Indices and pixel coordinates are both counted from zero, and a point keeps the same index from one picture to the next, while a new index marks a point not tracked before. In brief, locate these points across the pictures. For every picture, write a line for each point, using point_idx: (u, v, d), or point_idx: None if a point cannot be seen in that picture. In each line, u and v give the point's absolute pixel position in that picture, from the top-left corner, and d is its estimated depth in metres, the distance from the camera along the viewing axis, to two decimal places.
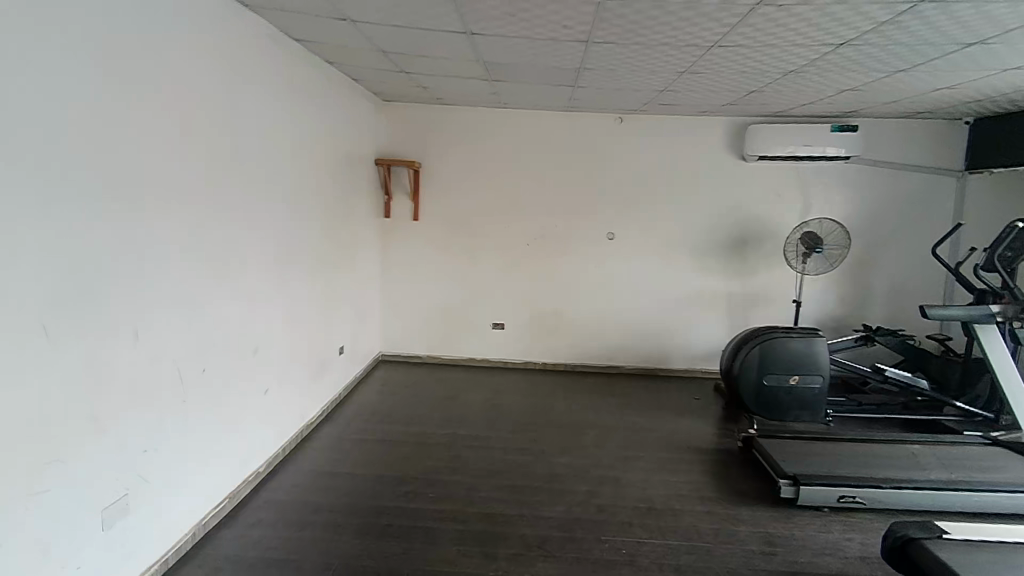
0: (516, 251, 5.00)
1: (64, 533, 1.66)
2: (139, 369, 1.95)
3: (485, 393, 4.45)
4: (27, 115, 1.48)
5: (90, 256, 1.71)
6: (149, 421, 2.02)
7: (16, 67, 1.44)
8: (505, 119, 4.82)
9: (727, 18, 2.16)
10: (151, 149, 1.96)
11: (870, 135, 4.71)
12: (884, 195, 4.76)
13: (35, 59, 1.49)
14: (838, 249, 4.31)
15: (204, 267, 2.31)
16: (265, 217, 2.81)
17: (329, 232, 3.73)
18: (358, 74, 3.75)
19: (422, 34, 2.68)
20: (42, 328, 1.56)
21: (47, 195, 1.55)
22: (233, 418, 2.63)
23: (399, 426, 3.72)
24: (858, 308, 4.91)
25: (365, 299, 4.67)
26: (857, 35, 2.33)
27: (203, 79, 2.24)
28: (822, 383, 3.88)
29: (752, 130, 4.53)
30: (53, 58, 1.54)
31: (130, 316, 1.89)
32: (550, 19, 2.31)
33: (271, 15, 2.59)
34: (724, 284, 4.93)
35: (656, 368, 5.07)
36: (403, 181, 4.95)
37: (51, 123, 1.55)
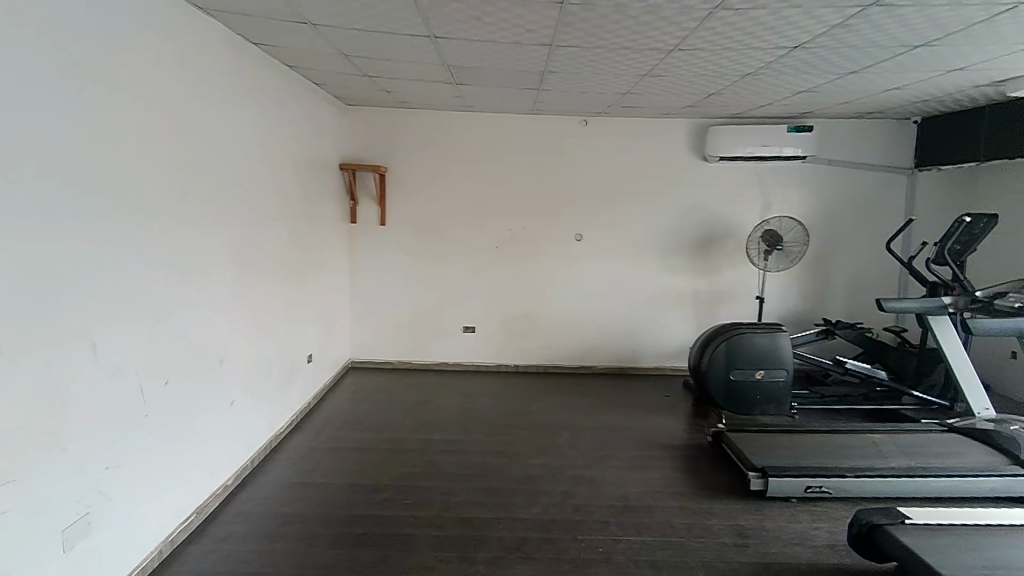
0: (485, 254, 4.99)
1: (23, 556, 1.59)
2: (100, 382, 1.88)
3: (457, 397, 4.44)
4: (28, 116, 1.57)
5: (46, 265, 1.65)
6: (112, 435, 1.95)
7: (14, 69, 1.52)
8: (470, 122, 4.82)
9: (688, 22, 2.21)
10: (112, 158, 1.92)
11: (825, 135, 4.86)
12: (840, 193, 4.92)
13: (25, 57, 1.55)
14: (798, 246, 4.43)
15: (165, 276, 2.25)
16: (228, 224, 2.75)
17: (294, 238, 3.67)
18: (320, 78, 3.70)
19: (385, 38, 2.66)
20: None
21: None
22: (199, 431, 2.56)
23: (371, 433, 3.67)
24: (819, 303, 5.06)
25: (333, 306, 4.61)
26: (811, 38, 2.41)
27: (160, 83, 2.18)
28: (786, 376, 3.98)
29: (713, 131, 4.63)
30: (14, 60, 1.52)
31: (88, 328, 1.83)
32: (514, 23, 2.32)
33: (230, 19, 2.54)
34: (690, 282, 5.02)
35: (626, 366, 5.12)
36: (369, 186, 4.91)
37: (51, 124, 1.65)
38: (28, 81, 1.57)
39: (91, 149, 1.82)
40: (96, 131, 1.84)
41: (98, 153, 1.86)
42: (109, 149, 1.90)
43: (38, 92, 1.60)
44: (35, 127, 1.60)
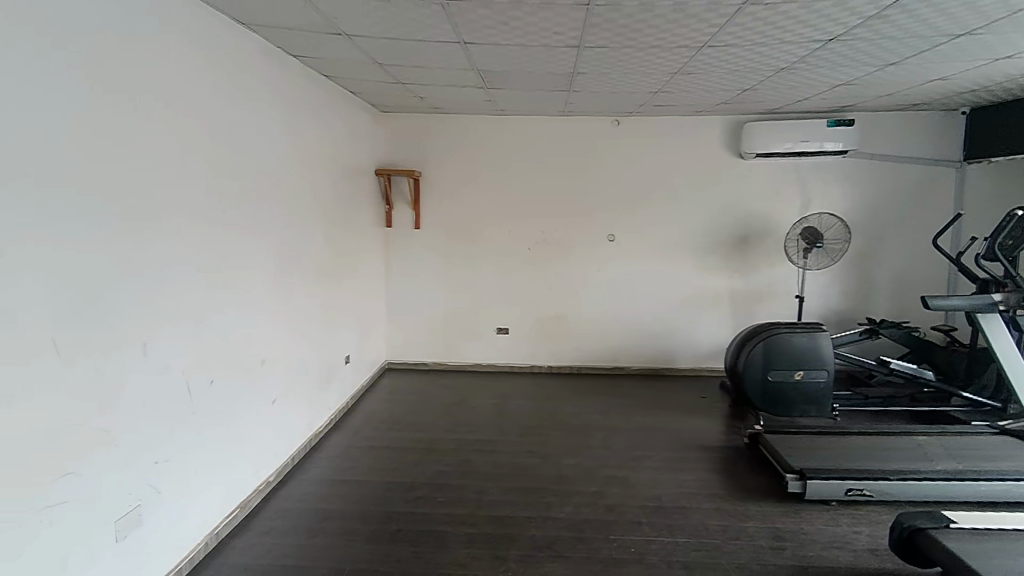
0: (518, 256, 5.03)
1: (77, 549, 1.68)
2: (148, 382, 1.99)
3: (491, 398, 4.48)
4: (30, 116, 1.52)
5: (98, 273, 1.75)
6: (160, 433, 2.06)
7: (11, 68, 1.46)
8: (501, 125, 4.87)
9: (716, 18, 2.19)
10: (120, 158, 1.84)
11: (867, 129, 4.72)
12: (883, 188, 4.77)
13: (31, 62, 1.51)
14: (840, 243, 4.30)
15: (207, 280, 2.34)
16: (267, 229, 2.86)
17: (331, 242, 3.77)
18: (355, 86, 3.80)
19: (415, 45, 2.72)
20: (54, 346, 1.60)
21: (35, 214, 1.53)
22: (242, 430, 2.66)
23: (407, 433, 3.74)
24: (862, 302, 4.91)
25: (369, 310, 4.71)
26: (845, 30, 2.35)
27: (203, 93, 2.29)
28: (827, 377, 3.88)
29: (748, 128, 4.56)
30: (29, 65, 1.51)
31: (136, 332, 1.93)
32: (541, 26, 2.34)
33: (267, 32, 2.64)
34: (726, 281, 4.94)
35: (661, 367, 5.08)
36: (404, 191, 5.00)
37: (52, 124, 1.58)
38: (15, 76, 1.47)
39: (113, 154, 1.81)
40: (106, 135, 1.78)
41: (114, 155, 1.82)
42: (114, 149, 1.82)
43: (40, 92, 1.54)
44: (40, 133, 1.55)
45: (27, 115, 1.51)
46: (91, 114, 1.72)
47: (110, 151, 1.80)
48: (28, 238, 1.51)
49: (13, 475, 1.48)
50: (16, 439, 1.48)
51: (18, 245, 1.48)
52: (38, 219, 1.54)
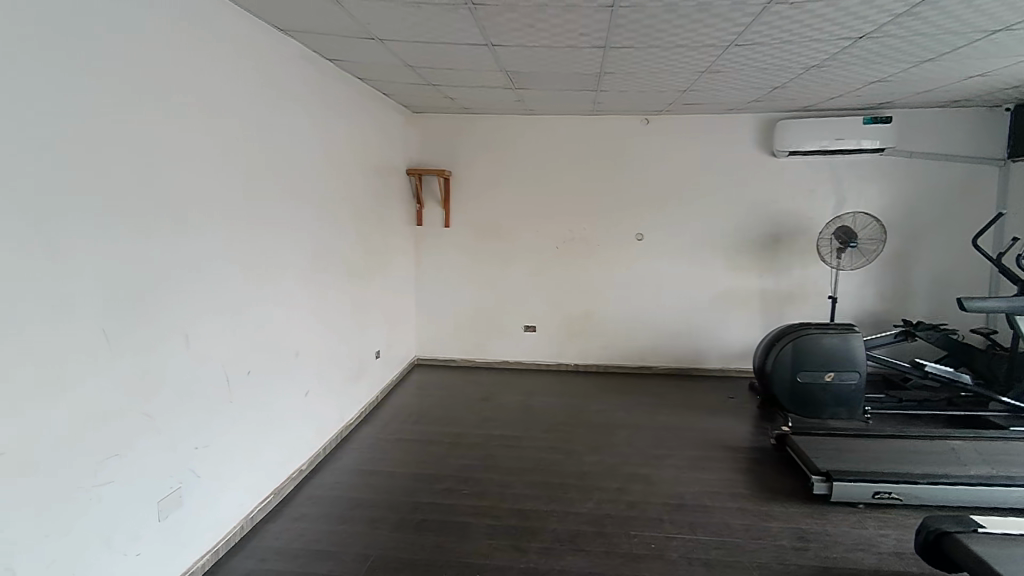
0: (545, 254, 5.07)
1: (122, 527, 1.79)
2: (189, 371, 2.11)
3: (517, 395, 4.53)
4: (43, 120, 1.50)
5: (139, 270, 1.85)
6: (201, 420, 2.17)
7: (17, 69, 1.42)
8: (530, 124, 4.92)
9: (742, 18, 2.19)
10: (128, 164, 1.80)
11: (905, 126, 4.61)
12: (922, 187, 4.64)
13: (49, 62, 1.51)
14: (875, 243, 4.21)
15: (245, 275, 2.46)
16: (302, 227, 2.97)
17: (363, 240, 3.88)
18: (387, 87, 3.90)
19: (444, 49, 2.79)
20: (104, 334, 1.72)
21: (45, 221, 1.52)
22: (277, 419, 2.78)
23: (434, 427, 3.83)
24: (898, 303, 4.79)
25: (400, 306, 4.82)
26: (875, 28, 2.33)
27: (241, 97, 2.41)
28: (859, 379, 3.81)
29: (782, 125, 4.50)
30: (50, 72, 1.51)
31: (178, 323, 2.04)
32: (566, 28, 2.38)
33: (304, 38, 2.75)
34: (757, 282, 4.89)
35: (688, 367, 5.06)
36: (434, 189, 5.09)
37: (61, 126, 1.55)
38: (11, 74, 1.41)
39: (137, 156, 1.84)
40: (130, 140, 1.81)
41: (127, 163, 1.80)
42: (126, 157, 1.79)
43: (37, 88, 1.48)
44: (34, 134, 1.48)
45: (24, 114, 1.45)
46: (94, 117, 1.67)
47: (118, 157, 1.76)
48: (77, 238, 1.61)
49: (57, 463, 1.57)
50: (63, 428, 1.58)
51: (69, 238, 1.59)
52: (68, 224, 1.58)
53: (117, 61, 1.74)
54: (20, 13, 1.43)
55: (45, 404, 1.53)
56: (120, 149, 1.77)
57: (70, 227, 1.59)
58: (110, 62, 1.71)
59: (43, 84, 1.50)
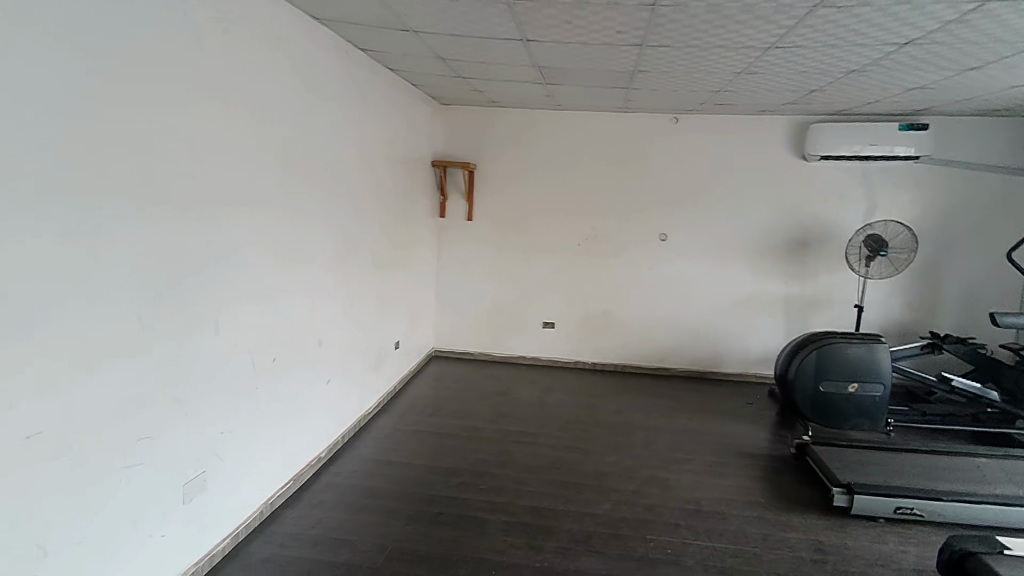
0: (567, 251, 5.05)
1: (148, 509, 1.82)
2: (219, 357, 2.14)
3: (534, 391, 4.52)
4: (44, 122, 1.40)
5: (172, 257, 1.87)
6: (226, 406, 2.20)
7: (19, 71, 1.33)
8: (558, 120, 4.88)
9: (786, 20, 2.14)
10: (164, 151, 1.81)
11: (942, 134, 4.50)
12: (957, 197, 4.53)
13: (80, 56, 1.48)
14: (906, 252, 4.14)
15: (274, 263, 2.48)
16: (330, 216, 2.99)
17: (388, 231, 3.89)
18: (418, 79, 3.89)
19: (479, 42, 2.77)
20: (139, 318, 1.74)
21: (90, 216, 1.54)
22: (300, 406, 2.81)
23: (450, 420, 3.84)
24: (926, 315, 4.70)
25: (421, 296, 4.83)
26: (923, 34, 2.26)
27: (275, 85, 2.42)
28: (884, 392, 3.77)
29: (815, 129, 4.41)
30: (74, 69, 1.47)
31: (209, 309, 2.07)
32: (604, 25, 2.35)
33: (340, 27, 2.75)
34: (781, 287, 4.82)
35: (707, 370, 5.01)
36: (459, 182, 5.08)
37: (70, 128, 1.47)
38: (9, 74, 1.30)
39: (145, 158, 1.73)
40: (167, 128, 1.81)
41: (136, 165, 1.70)
42: (134, 158, 1.69)
43: (39, 88, 1.38)
44: (35, 135, 1.38)
45: (40, 107, 1.39)
46: (129, 106, 1.65)
47: (126, 159, 1.66)
48: (115, 222, 1.63)
49: (88, 448, 1.59)
50: (87, 417, 1.58)
51: (108, 225, 1.61)
52: (107, 209, 1.60)
53: (157, 50, 1.75)
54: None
55: (83, 382, 1.56)
56: (159, 137, 1.78)
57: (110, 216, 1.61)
58: (150, 50, 1.72)
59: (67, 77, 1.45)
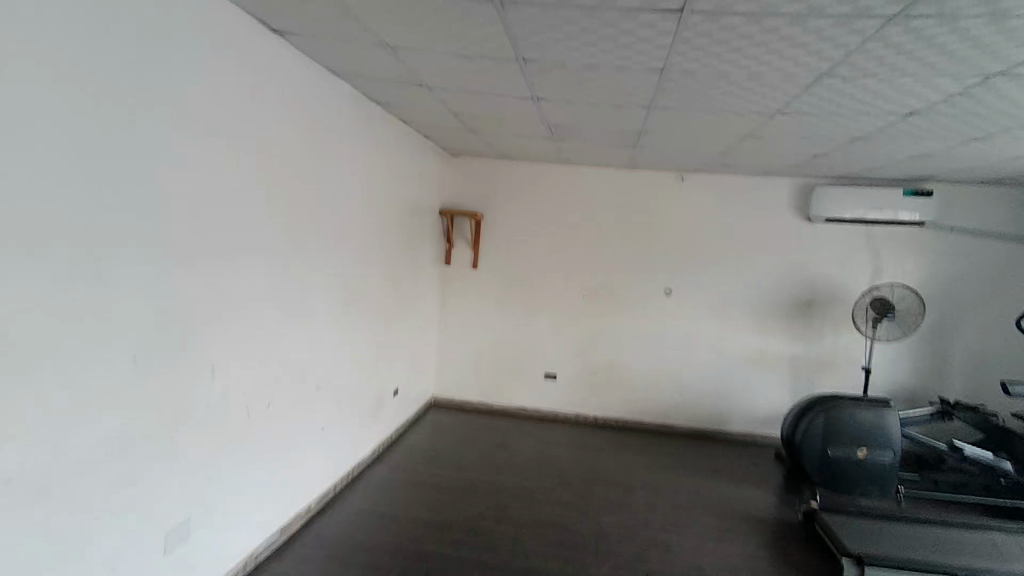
0: (571, 302, 5.04)
1: (127, 558, 1.75)
2: (213, 400, 2.11)
3: (534, 444, 4.43)
4: (47, 127, 1.40)
5: (169, 297, 1.86)
6: (216, 451, 2.15)
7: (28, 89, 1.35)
8: (564, 174, 4.97)
9: (790, 88, 2.19)
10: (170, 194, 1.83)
11: (946, 201, 4.54)
12: (962, 263, 4.54)
13: (92, 95, 1.52)
14: (913, 316, 4.11)
15: (274, 306, 2.48)
16: (334, 262, 3.00)
17: (392, 277, 3.91)
18: (430, 131, 3.99)
19: (491, 100, 2.84)
20: (133, 358, 1.73)
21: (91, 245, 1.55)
22: (292, 453, 2.74)
23: (446, 471, 3.75)
24: (934, 380, 4.62)
25: (422, 343, 4.80)
26: (926, 105, 2.30)
27: (287, 134, 2.47)
28: (892, 458, 3.64)
29: (818, 193, 4.48)
30: (86, 105, 1.50)
31: (206, 351, 2.05)
32: (612, 87, 2.41)
33: (355, 80, 2.84)
34: (787, 346, 4.78)
35: (711, 429, 4.91)
36: (465, 231, 5.14)
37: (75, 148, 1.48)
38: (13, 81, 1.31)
39: (148, 196, 1.74)
40: (176, 169, 1.84)
41: (136, 196, 1.69)
42: (138, 195, 1.70)
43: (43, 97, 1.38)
44: (34, 138, 1.37)
45: (47, 128, 1.40)
46: (139, 138, 1.69)
47: (129, 196, 1.67)
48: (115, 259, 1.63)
49: (70, 492, 1.54)
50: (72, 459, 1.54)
51: (108, 260, 1.61)
52: (110, 246, 1.61)
53: (171, 93, 1.79)
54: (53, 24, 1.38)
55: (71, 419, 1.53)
56: (166, 175, 1.81)
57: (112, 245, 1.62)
58: (164, 93, 1.77)
59: (75, 102, 1.47)
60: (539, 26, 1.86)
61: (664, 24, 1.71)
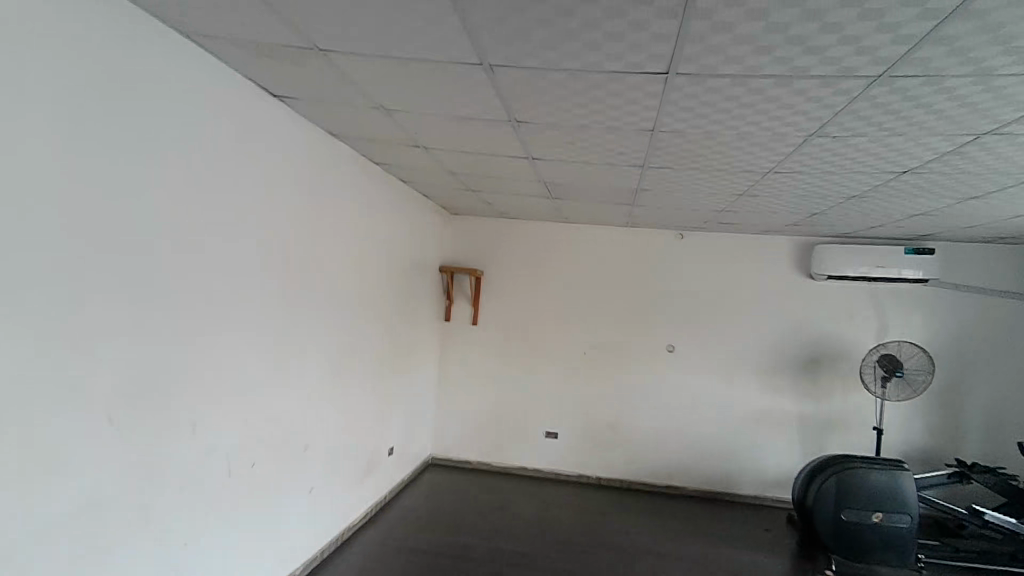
0: (571, 359, 4.96)
1: None
2: (193, 462, 2.03)
3: (534, 506, 4.26)
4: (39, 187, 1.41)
5: (152, 355, 1.82)
6: (195, 516, 2.05)
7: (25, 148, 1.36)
8: (564, 231, 5.00)
9: (782, 148, 2.20)
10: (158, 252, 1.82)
11: (949, 258, 4.51)
12: (970, 320, 4.46)
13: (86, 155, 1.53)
14: (923, 374, 4.01)
15: (262, 365, 2.43)
16: (328, 319, 2.97)
17: (389, 334, 3.86)
18: (430, 191, 4.04)
19: (487, 159, 2.88)
20: (109, 418, 1.67)
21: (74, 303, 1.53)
22: (277, 517, 2.63)
23: (441, 536, 3.58)
24: (949, 441, 4.46)
25: (420, 402, 4.71)
26: (920, 164, 2.30)
27: (282, 194, 2.49)
28: (910, 523, 3.50)
29: (818, 251, 4.47)
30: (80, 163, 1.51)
31: (187, 410, 2.00)
32: (605, 147, 2.43)
33: (354, 142, 2.89)
34: (794, 404, 4.65)
35: (719, 491, 4.72)
36: (465, 287, 5.13)
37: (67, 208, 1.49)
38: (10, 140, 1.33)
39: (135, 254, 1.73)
40: (164, 228, 1.84)
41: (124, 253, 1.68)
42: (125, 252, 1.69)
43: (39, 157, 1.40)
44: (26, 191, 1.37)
45: (37, 186, 1.41)
46: (130, 197, 1.69)
47: (116, 254, 1.65)
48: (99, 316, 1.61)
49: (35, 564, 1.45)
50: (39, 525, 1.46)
51: (91, 317, 1.59)
52: (94, 303, 1.59)
53: (163, 153, 1.81)
54: (47, 86, 1.41)
55: (43, 479, 1.47)
56: (155, 234, 1.81)
57: (95, 303, 1.59)
58: (156, 154, 1.78)
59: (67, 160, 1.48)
60: (527, 90, 1.88)
61: (650, 86, 1.73)
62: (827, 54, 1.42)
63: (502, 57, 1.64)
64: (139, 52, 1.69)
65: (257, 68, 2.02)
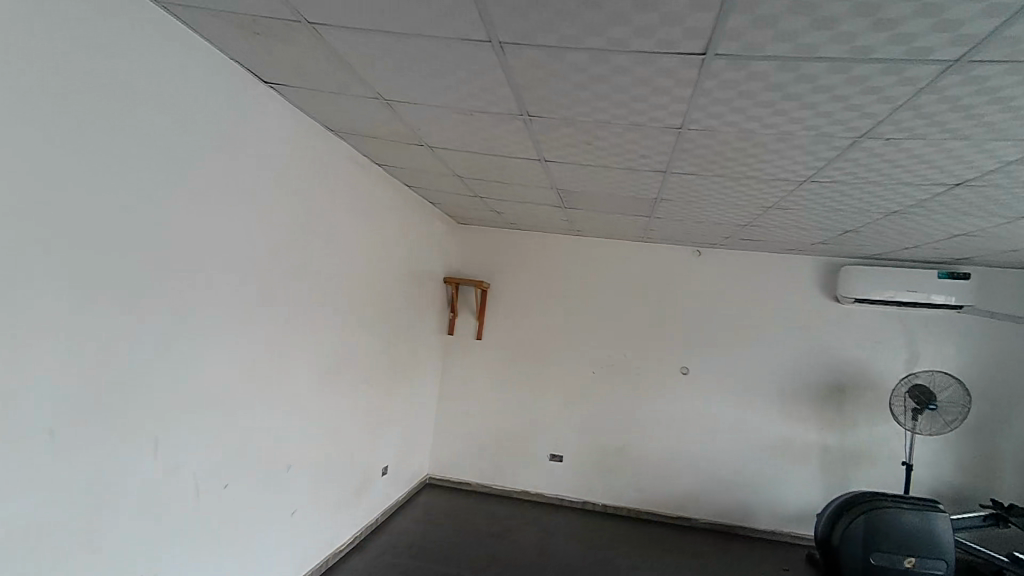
0: (581, 379, 4.71)
1: None
2: (152, 481, 1.78)
3: (536, 535, 3.98)
4: None
5: (110, 359, 1.58)
6: (152, 544, 1.80)
7: None
8: (576, 244, 4.78)
9: (824, 152, 1.97)
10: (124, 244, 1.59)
11: (985, 285, 4.24)
12: (1008, 351, 4.18)
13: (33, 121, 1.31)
14: (957, 408, 3.73)
15: (240, 377, 2.18)
16: (321, 330, 2.74)
17: (387, 347, 3.64)
18: (436, 197, 3.84)
19: (496, 161, 2.67)
20: (48, 429, 1.42)
21: (13, 298, 1.30)
22: (252, 544, 2.37)
23: (434, 566, 3.32)
24: (984, 480, 4.15)
25: (418, 418, 4.46)
26: (978, 174, 2.05)
27: (273, 191, 2.28)
28: (944, 570, 3.22)
29: (845, 272, 4.23)
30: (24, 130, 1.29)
31: (150, 423, 1.75)
32: (625, 148, 2.20)
33: (355, 139, 2.69)
34: (816, 434, 4.36)
35: (734, 525, 4.42)
36: (471, 300, 4.91)
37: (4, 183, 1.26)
38: None
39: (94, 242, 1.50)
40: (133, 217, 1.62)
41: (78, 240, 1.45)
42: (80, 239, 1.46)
43: None
44: None
45: None
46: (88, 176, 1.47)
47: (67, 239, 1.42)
48: (39, 310, 1.37)
49: None
50: None
51: (33, 311, 1.35)
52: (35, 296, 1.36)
53: (136, 132, 1.60)
54: None
55: None
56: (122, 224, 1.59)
57: (40, 304, 1.37)
58: (128, 133, 1.57)
59: (14, 133, 1.27)
60: (541, 76, 1.67)
61: (681, 71, 1.51)
62: (897, 30, 1.19)
63: (513, 33, 1.43)
64: (113, 17, 1.48)
65: (244, 50, 1.82)
